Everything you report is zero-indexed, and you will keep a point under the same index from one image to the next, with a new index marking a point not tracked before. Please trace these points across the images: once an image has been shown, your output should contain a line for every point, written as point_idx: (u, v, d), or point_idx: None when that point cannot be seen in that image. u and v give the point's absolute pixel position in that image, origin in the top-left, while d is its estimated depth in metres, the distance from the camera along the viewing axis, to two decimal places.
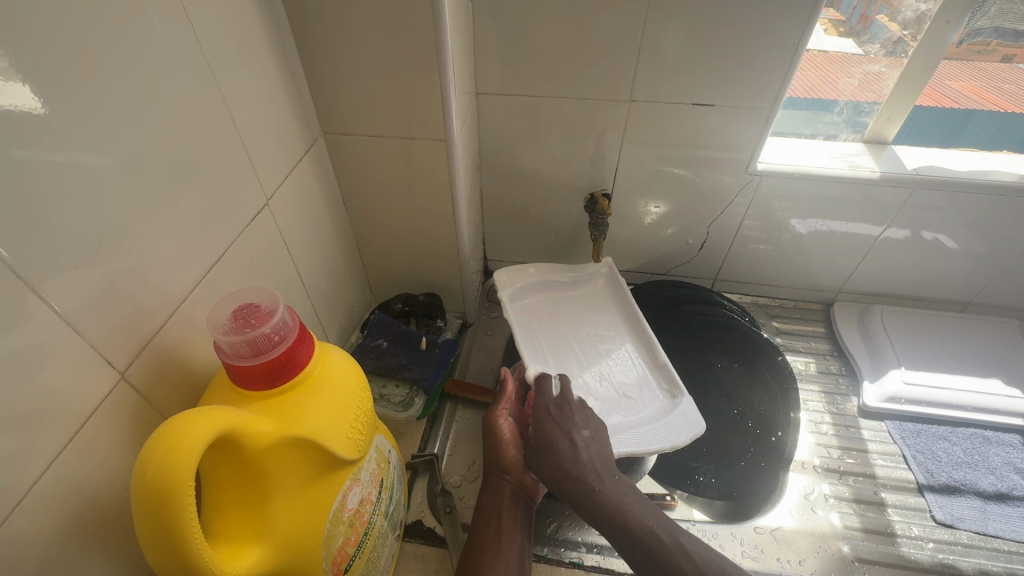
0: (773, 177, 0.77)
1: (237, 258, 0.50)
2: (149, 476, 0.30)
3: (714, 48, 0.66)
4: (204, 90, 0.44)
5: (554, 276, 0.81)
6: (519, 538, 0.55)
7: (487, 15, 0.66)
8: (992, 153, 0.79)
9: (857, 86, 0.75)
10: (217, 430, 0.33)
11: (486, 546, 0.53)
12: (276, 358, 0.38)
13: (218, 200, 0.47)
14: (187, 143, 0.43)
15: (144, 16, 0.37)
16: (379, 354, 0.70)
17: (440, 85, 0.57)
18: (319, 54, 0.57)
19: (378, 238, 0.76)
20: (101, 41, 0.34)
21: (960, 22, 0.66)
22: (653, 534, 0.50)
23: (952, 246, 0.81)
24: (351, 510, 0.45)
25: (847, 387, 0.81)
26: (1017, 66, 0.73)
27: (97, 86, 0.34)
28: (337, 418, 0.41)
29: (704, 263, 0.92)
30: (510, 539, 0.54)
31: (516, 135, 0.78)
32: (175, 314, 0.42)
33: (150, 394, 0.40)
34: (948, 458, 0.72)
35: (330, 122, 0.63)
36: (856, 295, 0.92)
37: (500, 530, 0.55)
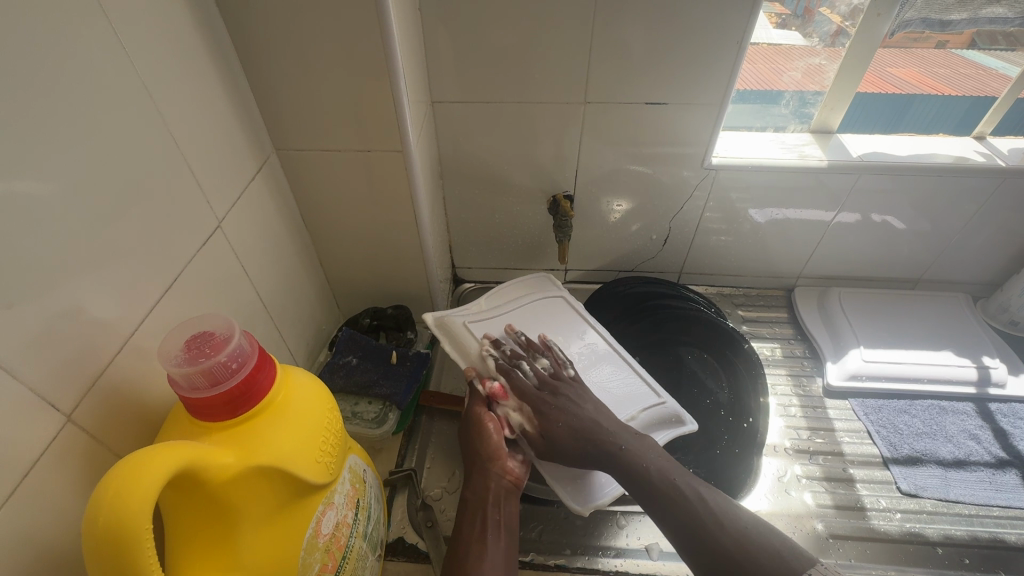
0: (728, 171, 0.79)
1: (190, 284, 0.48)
2: (101, 524, 0.29)
3: (662, 48, 0.67)
4: (141, 112, 0.42)
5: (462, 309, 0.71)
6: (502, 542, 0.53)
7: (437, 23, 0.66)
8: (929, 137, 0.84)
9: (800, 79, 0.78)
10: (173, 469, 0.32)
11: (471, 547, 0.51)
12: (234, 387, 0.37)
13: (165, 226, 0.45)
14: (127, 169, 0.41)
15: (71, 37, 0.35)
16: (349, 371, 0.69)
17: (393, 96, 0.57)
18: (264, 69, 0.55)
19: (341, 253, 0.74)
20: (24, 65, 0.32)
21: (891, 14, 0.69)
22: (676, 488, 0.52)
23: (900, 227, 0.85)
24: (327, 536, 0.44)
25: (811, 369, 0.84)
26: (950, 53, 0.76)
27: (22, 114, 0.32)
28: (304, 443, 0.40)
29: (668, 257, 0.93)
30: (494, 541, 0.52)
31: (475, 142, 0.77)
32: (124, 349, 0.40)
33: (102, 434, 0.38)
34: (909, 430, 0.75)
35: (282, 138, 0.61)
36: (814, 279, 0.95)
37: (484, 525, 0.53)
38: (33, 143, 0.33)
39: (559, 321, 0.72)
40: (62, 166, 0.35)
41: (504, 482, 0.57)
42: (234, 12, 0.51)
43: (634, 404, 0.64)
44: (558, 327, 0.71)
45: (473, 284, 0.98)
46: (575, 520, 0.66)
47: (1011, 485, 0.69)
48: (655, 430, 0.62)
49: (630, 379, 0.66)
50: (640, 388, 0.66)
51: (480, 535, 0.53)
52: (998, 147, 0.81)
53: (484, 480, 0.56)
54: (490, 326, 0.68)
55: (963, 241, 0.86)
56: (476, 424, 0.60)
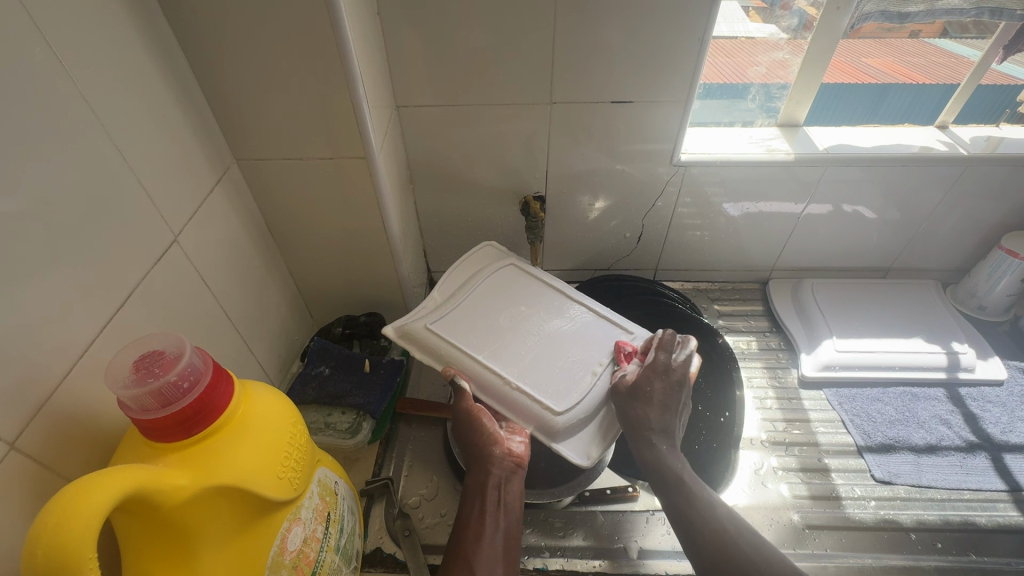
0: (697, 167, 0.79)
1: (146, 302, 0.47)
2: (38, 557, 0.27)
3: (625, 47, 0.67)
4: (82, 125, 0.41)
5: (422, 308, 0.65)
6: (500, 525, 0.54)
7: (398, 28, 0.65)
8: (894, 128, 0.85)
9: (764, 75, 0.79)
10: (119, 495, 0.31)
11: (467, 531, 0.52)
12: (188, 407, 0.36)
13: (115, 243, 0.44)
14: (70, 186, 0.40)
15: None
16: (321, 381, 0.68)
17: (353, 103, 0.56)
18: (219, 78, 0.54)
19: (310, 261, 0.73)
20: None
21: (850, 8, 0.69)
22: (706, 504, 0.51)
23: (869, 216, 0.86)
24: (293, 552, 0.43)
25: (787, 361, 0.85)
26: (926, 42, 0.77)
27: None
28: (264, 459, 0.39)
29: (643, 254, 0.94)
30: (491, 522, 0.53)
31: (444, 145, 0.77)
32: (71, 373, 0.39)
33: (50, 460, 0.37)
34: (882, 418, 0.77)
35: (242, 148, 0.60)
36: (788, 271, 0.96)
37: (484, 507, 0.54)
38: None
39: (521, 289, 0.69)
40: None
41: (508, 463, 0.57)
42: (183, 19, 0.50)
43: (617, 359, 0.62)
44: (518, 295, 0.68)
45: None
46: (556, 521, 0.66)
47: (981, 468, 0.71)
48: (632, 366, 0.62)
49: (600, 330, 0.65)
50: (606, 334, 0.65)
51: (480, 519, 0.53)
52: (961, 135, 0.82)
53: (485, 466, 0.56)
54: (451, 320, 0.63)
55: (930, 229, 0.88)
56: (466, 418, 0.59)
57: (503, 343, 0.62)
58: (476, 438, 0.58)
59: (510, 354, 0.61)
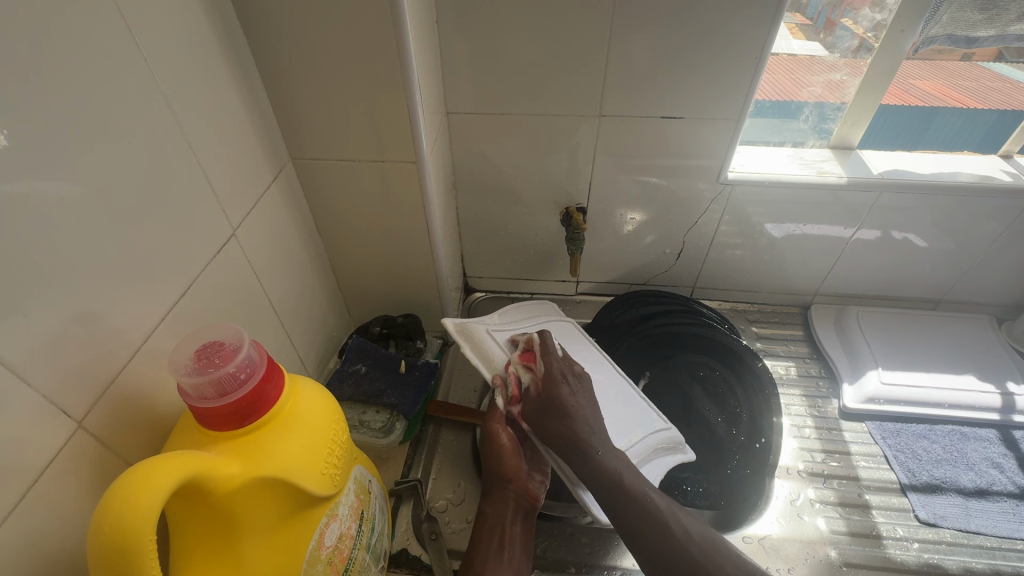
0: (744, 186, 0.78)
1: (203, 291, 0.49)
2: (106, 534, 0.29)
3: (679, 62, 0.67)
4: (157, 117, 0.43)
5: (486, 319, 0.69)
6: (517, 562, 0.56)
7: (453, 36, 0.66)
8: (953, 154, 0.82)
9: (819, 95, 0.77)
10: (179, 479, 0.32)
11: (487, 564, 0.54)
12: (242, 398, 0.37)
13: (178, 232, 0.46)
14: (143, 177, 0.42)
15: (87, 41, 0.36)
16: (358, 379, 0.69)
17: (408, 107, 0.57)
18: (282, 79, 0.56)
19: (353, 260, 0.75)
20: (40, 68, 0.33)
21: (915, 31, 0.68)
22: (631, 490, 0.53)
23: (920, 245, 0.83)
24: (330, 548, 0.44)
25: (827, 390, 0.82)
26: (976, 64, 0.74)
27: (33, 116, 0.33)
28: (309, 455, 0.40)
29: (682, 271, 0.92)
30: (509, 559, 0.55)
31: (489, 152, 0.77)
32: (133, 358, 0.41)
33: (111, 441, 0.39)
34: (928, 456, 0.73)
35: (299, 147, 0.62)
36: (832, 297, 0.93)
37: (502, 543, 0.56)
38: (45, 145, 0.34)
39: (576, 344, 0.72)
40: (75, 169, 0.36)
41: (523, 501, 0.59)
42: (254, 20, 0.52)
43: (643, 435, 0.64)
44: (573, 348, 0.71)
45: (484, 293, 0.98)
46: (584, 537, 0.65)
47: None
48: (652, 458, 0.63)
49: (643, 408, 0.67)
50: (645, 413, 0.66)
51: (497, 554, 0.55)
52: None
53: (506, 492, 0.59)
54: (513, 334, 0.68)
55: (988, 262, 0.84)
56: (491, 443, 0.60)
57: None
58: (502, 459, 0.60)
59: None
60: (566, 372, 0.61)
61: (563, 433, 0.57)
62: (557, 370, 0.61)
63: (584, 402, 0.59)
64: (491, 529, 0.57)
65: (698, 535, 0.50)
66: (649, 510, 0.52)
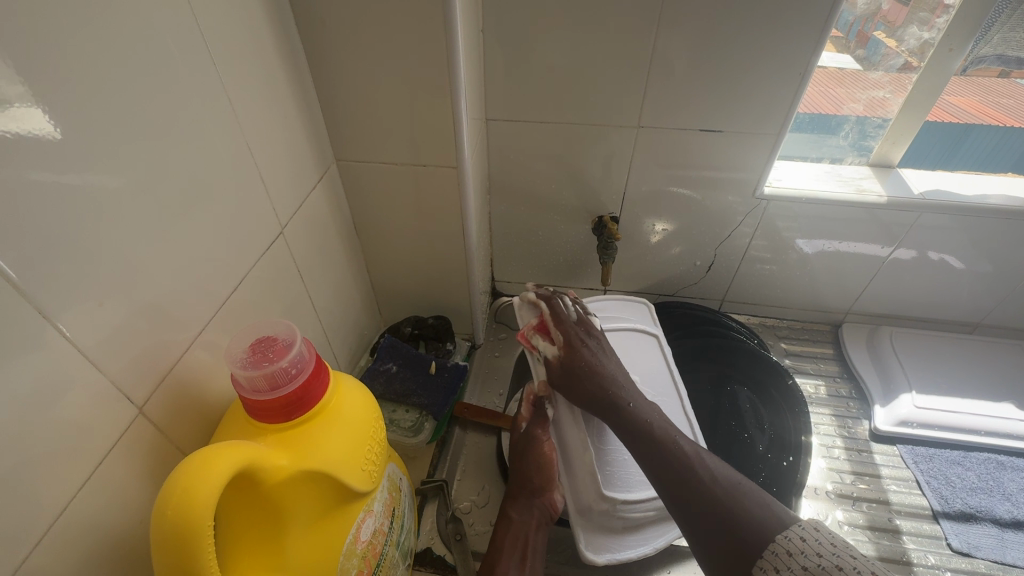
0: (780, 201, 0.77)
1: (249, 287, 0.51)
2: (169, 517, 0.30)
3: (719, 75, 0.67)
4: (218, 119, 0.45)
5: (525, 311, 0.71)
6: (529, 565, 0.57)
7: (496, 45, 0.67)
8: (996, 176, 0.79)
9: (861, 111, 0.76)
10: (234, 468, 0.33)
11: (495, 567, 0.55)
12: (293, 392, 0.38)
13: (230, 230, 0.47)
14: (203, 176, 0.44)
15: (160, 46, 0.38)
16: (388, 378, 0.71)
17: (452, 113, 0.58)
18: (332, 84, 0.58)
19: (387, 261, 0.76)
20: (119, 72, 0.35)
21: (963, 51, 0.67)
22: (670, 438, 0.53)
23: (959, 267, 0.81)
24: (364, 543, 0.45)
25: (858, 411, 0.81)
26: (1013, 81, 0.72)
27: (112, 115, 0.35)
28: (352, 450, 0.41)
29: (712, 284, 0.92)
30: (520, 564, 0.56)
31: (525, 159, 0.78)
32: (190, 349, 0.44)
33: (165, 427, 0.41)
34: (962, 483, 0.72)
35: (343, 150, 0.64)
36: (865, 316, 0.91)
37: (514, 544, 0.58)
38: (121, 142, 0.36)
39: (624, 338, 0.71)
40: (145, 166, 0.38)
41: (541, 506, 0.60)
42: (308, 25, 0.54)
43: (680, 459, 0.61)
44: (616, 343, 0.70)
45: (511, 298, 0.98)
46: None
47: None
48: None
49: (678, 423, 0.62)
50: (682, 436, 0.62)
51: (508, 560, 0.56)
52: None
53: (530, 497, 0.60)
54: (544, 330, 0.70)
55: None
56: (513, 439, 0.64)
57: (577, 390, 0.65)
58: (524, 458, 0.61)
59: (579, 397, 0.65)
60: (584, 335, 0.62)
61: (597, 390, 0.58)
62: (573, 333, 0.62)
63: (614, 365, 0.60)
64: (512, 534, 0.58)
65: (725, 479, 0.49)
66: (678, 453, 0.52)
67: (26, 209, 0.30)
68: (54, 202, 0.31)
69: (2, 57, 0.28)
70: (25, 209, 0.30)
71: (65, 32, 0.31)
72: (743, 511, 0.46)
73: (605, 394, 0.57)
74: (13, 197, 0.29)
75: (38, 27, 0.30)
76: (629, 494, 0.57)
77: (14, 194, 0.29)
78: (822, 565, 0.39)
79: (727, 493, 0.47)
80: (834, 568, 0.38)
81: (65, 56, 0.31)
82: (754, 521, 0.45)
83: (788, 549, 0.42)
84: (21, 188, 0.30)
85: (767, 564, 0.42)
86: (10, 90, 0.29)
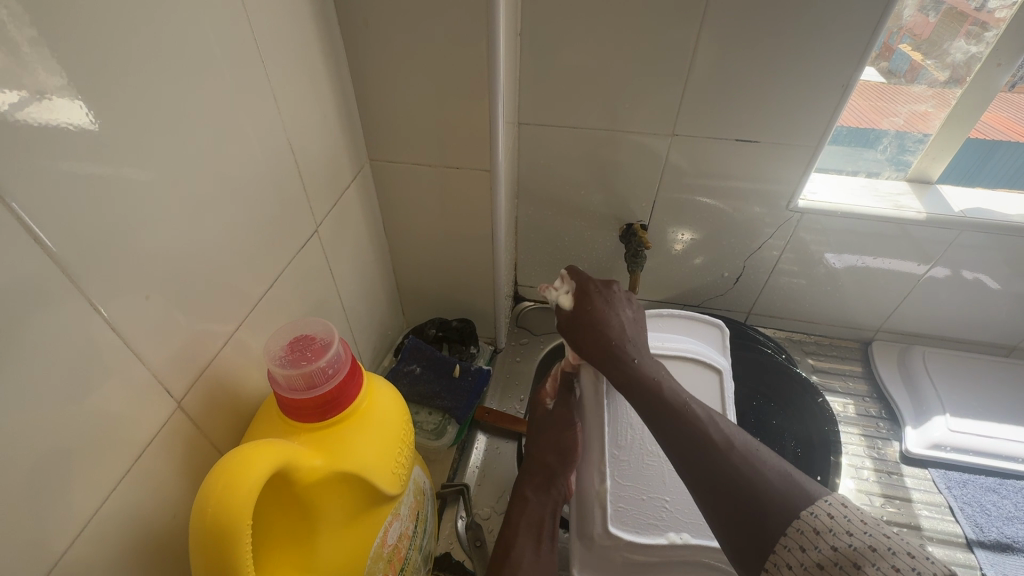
0: (814, 215, 0.76)
1: (283, 285, 0.51)
2: (209, 513, 0.30)
3: (756, 85, 0.66)
4: (259, 117, 0.45)
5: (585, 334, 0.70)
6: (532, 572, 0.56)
7: (531, 48, 0.67)
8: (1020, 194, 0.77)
9: (900, 126, 0.74)
10: (272, 466, 0.33)
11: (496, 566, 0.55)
12: (329, 392, 0.38)
13: (267, 227, 0.48)
14: (243, 173, 0.44)
15: (207, 44, 0.38)
16: (413, 379, 0.70)
17: (488, 117, 0.58)
18: (369, 84, 0.58)
19: (414, 262, 0.76)
20: (167, 68, 0.35)
21: (1012, 65, 0.65)
22: (682, 404, 0.52)
23: (995, 287, 0.79)
24: (390, 546, 0.45)
25: (888, 432, 0.80)
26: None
27: (154, 109, 0.35)
28: (383, 453, 0.41)
29: (739, 296, 0.90)
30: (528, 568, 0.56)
31: (555, 164, 0.78)
32: (226, 344, 0.44)
33: (201, 421, 0.41)
34: (998, 512, 0.70)
35: (376, 151, 0.64)
36: (896, 334, 0.89)
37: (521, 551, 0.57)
38: (162, 136, 0.36)
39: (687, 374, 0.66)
40: (186, 160, 0.38)
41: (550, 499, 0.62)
42: (347, 25, 0.54)
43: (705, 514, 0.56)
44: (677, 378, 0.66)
45: (533, 303, 0.98)
46: None
47: None
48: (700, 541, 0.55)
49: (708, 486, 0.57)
50: None
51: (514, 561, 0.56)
52: None
53: (545, 479, 0.63)
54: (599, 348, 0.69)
55: None
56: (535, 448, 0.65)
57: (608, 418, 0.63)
58: (549, 431, 0.65)
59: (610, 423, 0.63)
60: (600, 289, 0.61)
61: (598, 343, 0.58)
62: (591, 292, 0.61)
63: (631, 325, 0.59)
64: (522, 519, 0.59)
65: (744, 447, 0.48)
66: (694, 420, 0.50)
67: (68, 200, 0.30)
68: (95, 194, 0.32)
69: (52, 51, 0.28)
70: (66, 201, 0.30)
71: (112, 26, 0.31)
72: (757, 479, 0.45)
73: (613, 347, 0.57)
74: (57, 188, 0.29)
75: (86, 21, 0.30)
76: (637, 535, 0.55)
77: (56, 185, 0.29)
78: (854, 546, 0.39)
79: (749, 462, 0.47)
80: (867, 550, 0.39)
81: (111, 49, 0.32)
82: (777, 497, 0.44)
83: (814, 526, 0.42)
84: (62, 180, 0.30)
85: (789, 540, 0.42)
86: (52, 80, 0.29)
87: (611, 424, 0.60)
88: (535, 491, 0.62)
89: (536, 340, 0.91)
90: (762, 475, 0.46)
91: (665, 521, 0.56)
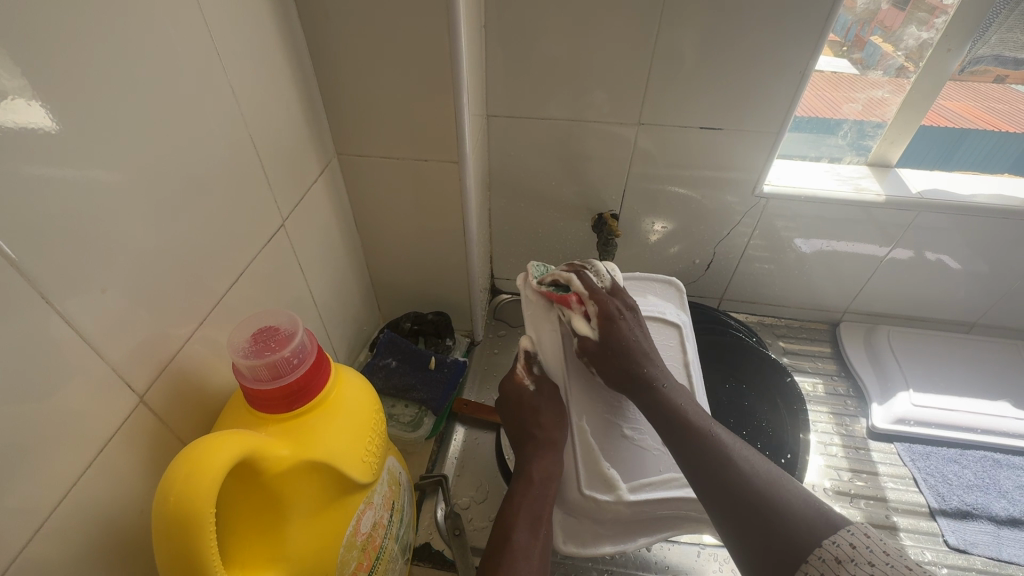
0: (780, 200, 0.78)
1: (250, 281, 0.51)
2: (172, 503, 0.30)
3: (721, 71, 0.67)
4: (221, 112, 0.45)
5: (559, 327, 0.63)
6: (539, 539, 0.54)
7: (498, 40, 0.68)
8: (990, 175, 0.80)
9: (860, 111, 0.76)
10: (238, 455, 0.33)
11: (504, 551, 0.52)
12: (294, 382, 0.38)
13: (232, 222, 0.48)
14: (204, 169, 0.44)
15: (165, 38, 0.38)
16: (388, 372, 0.72)
17: (455, 109, 0.58)
18: (334, 78, 0.58)
19: (387, 256, 0.76)
20: (123, 64, 0.35)
21: (961, 50, 0.67)
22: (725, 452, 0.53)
23: (955, 267, 0.82)
24: (364, 535, 0.45)
25: (855, 409, 0.82)
26: (1011, 88, 0.73)
27: (116, 104, 0.35)
28: (352, 442, 0.41)
29: (711, 281, 0.92)
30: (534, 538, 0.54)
31: (524, 155, 0.78)
32: (190, 341, 0.44)
33: (165, 415, 0.41)
34: (959, 481, 0.73)
35: (344, 144, 0.64)
36: (863, 315, 0.92)
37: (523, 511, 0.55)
38: (123, 132, 0.35)
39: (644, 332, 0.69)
40: (147, 156, 0.38)
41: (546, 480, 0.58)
42: (313, 19, 0.54)
43: (633, 465, 0.60)
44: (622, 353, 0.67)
45: (510, 295, 0.98)
46: None
47: None
48: (658, 492, 0.59)
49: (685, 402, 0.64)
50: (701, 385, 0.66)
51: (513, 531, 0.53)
52: None
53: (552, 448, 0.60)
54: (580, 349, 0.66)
55: None
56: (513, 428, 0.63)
57: (594, 427, 0.62)
58: (546, 409, 0.62)
59: (600, 436, 0.61)
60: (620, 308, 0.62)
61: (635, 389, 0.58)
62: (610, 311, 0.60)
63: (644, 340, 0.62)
64: (531, 497, 0.56)
65: (758, 473, 0.50)
66: (720, 455, 0.52)
67: (25, 193, 0.30)
68: (54, 195, 0.31)
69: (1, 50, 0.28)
70: (26, 201, 0.30)
71: (65, 21, 0.31)
72: (766, 499, 0.48)
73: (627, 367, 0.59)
74: (15, 187, 0.29)
75: (42, 16, 0.30)
76: (653, 492, 0.58)
77: (13, 187, 0.29)
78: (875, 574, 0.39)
79: (747, 489, 0.49)
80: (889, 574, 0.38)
81: (73, 43, 0.32)
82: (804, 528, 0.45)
83: (836, 555, 0.42)
84: (20, 182, 0.29)
85: (811, 568, 0.42)
86: (7, 83, 0.28)
87: (605, 440, 0.61)
88: (543, 473, 0.58)
89: (513, 331, 0.92)
90: (757, 491, 0.49)
91: (610, 481, 0.59)
